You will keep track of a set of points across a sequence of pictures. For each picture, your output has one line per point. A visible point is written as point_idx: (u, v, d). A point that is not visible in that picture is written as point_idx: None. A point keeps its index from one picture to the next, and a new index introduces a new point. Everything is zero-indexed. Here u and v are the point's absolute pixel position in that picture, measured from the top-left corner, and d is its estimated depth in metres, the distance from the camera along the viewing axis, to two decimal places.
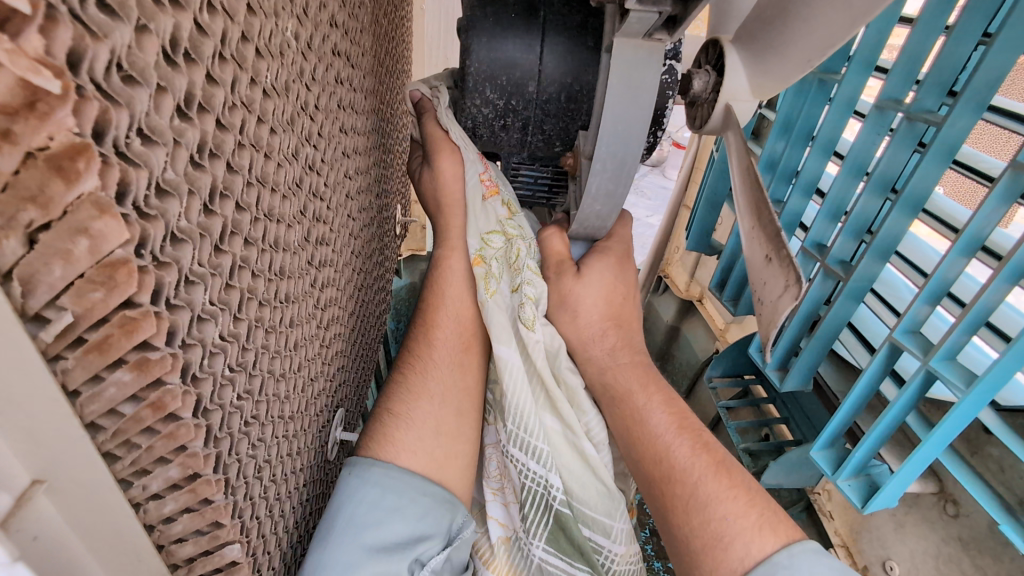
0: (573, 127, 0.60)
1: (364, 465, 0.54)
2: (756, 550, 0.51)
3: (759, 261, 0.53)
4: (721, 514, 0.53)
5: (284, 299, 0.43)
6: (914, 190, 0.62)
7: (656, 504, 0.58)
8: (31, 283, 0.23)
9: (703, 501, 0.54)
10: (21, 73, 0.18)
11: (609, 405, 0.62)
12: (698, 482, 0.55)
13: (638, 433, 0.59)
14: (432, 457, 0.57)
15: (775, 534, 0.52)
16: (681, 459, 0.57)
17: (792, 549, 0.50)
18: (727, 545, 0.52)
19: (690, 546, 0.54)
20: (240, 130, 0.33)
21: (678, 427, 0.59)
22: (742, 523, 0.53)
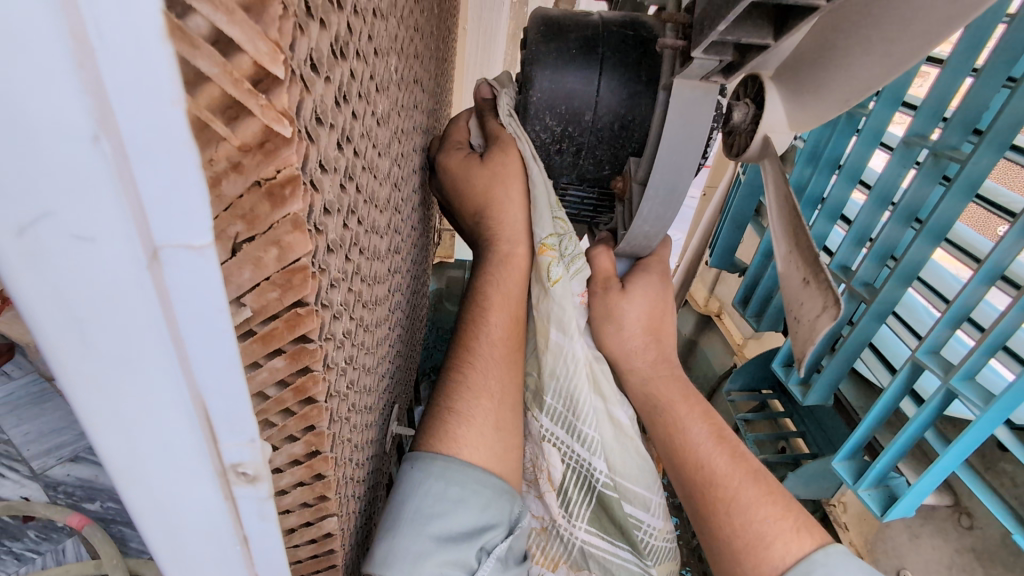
0: (623, 153, 0.65)
1: (425, 459, 0.54)
2: (795, 549, 0.55)
3: (796, 284, 0.58)
4: (762, 517, 0.57)
5: (375, 301, 0.48)
6: (938, 220, 0.67)
7: (696, 508, 0.61)
8: (226, 282, 0.29)
9: (744, 505, 0.58)
10: (268, 122, 0.23)
11: (651, 413, 0.67)
12: (739, 487, 0.59)
13: (680, 440, 0.63)
14: (494, 453, 0.57)
15: (811, 536, 0.56)
16: (721, 466, 0.61)
17: (828, 550, 0.54)
18: (769, 544, 0.56)
19: (731, 546, 0.58)
20: (363, 156, 0.39)
21: (716, 438, 0.63)
22: (782, 524, 0.57)
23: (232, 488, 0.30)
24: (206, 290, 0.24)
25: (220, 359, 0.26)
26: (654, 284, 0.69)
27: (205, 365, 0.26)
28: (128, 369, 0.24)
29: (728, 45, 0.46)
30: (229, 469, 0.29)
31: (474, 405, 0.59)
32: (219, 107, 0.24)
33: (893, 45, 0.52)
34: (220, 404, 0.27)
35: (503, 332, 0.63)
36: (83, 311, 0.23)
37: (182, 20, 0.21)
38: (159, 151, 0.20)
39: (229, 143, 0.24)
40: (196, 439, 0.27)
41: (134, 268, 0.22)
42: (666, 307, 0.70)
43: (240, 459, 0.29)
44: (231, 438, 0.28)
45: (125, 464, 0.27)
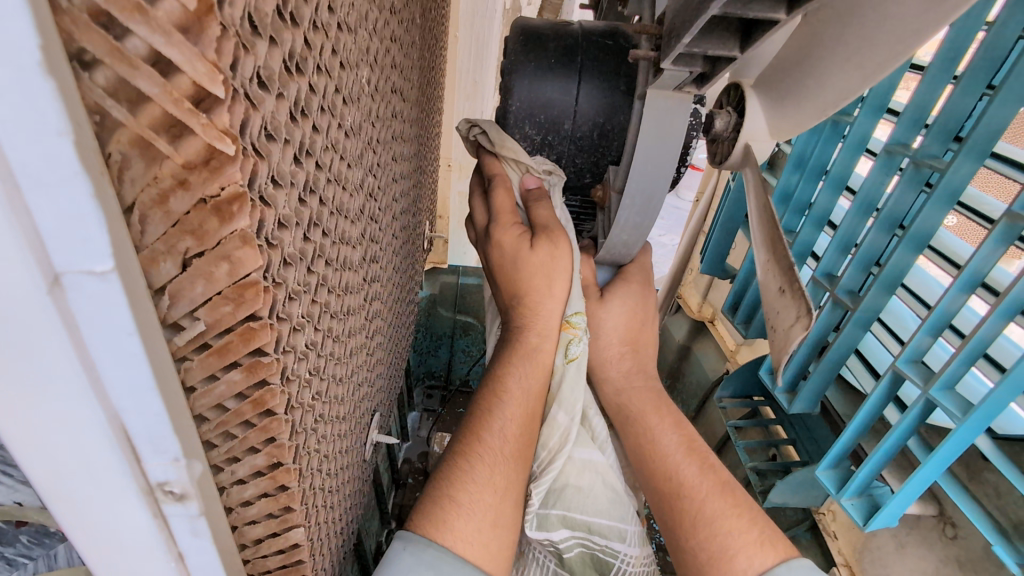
0: (603, 162, 0.66)
1: (414, 549, 0.49)
2: (758, 562, 0.55)
3: (774, 293, 0.57)
4: (727, 530, 0.57)
5: (347, 311, 0.48)
6: (920, 227, 0.66)
7: (665, 520, 0.61)
8: (178, 296, 0.29)
9: (708, 517, 0.58)
10: (209, 140, 0.24)
11: (622, 424, 0.67)
12: (704, 499, 0.59)
13: (650, 452, 0.63)
14: (488, 552, 0.53)
15: (774, 549, 0.56)
16: (689, 477, 0.60)
17: (790, 564, 0.54)
18: (732, 558, 0.55)
19: (695, 558, 0.57)
20: (328, 169, 0.39)
21: (686, 450, 0.63)
22: (746, 537, 0.56)
23: (160, 506, 0.30)
24: (114, 320, 0.25)
25: (135, 382, 0.26)
26: (634, 292, 0.69)
27: (118, 386, 0.26)
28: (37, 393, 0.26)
29: (697, 56, 0.46)
30: (157, 488, 0.30)
31: (472, 493, 0.54)
32: (161, 125, 0.24)
33: (866, 55, 0.52)
34: (138, 424, 0.28)
35: (517, 428, 0.59)
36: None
37: (120, 42, 0.22)
38: (49, 181, 0.21)
39: (173, 161, 0.25)
40: (117, 456, 0.28)
41: (36, 296, 0.23)
42: (647, 315, 0.70)
43: (165, 478, 0.30)
44: (155, 457, 0.29)
45: (53, 476, 0.29)
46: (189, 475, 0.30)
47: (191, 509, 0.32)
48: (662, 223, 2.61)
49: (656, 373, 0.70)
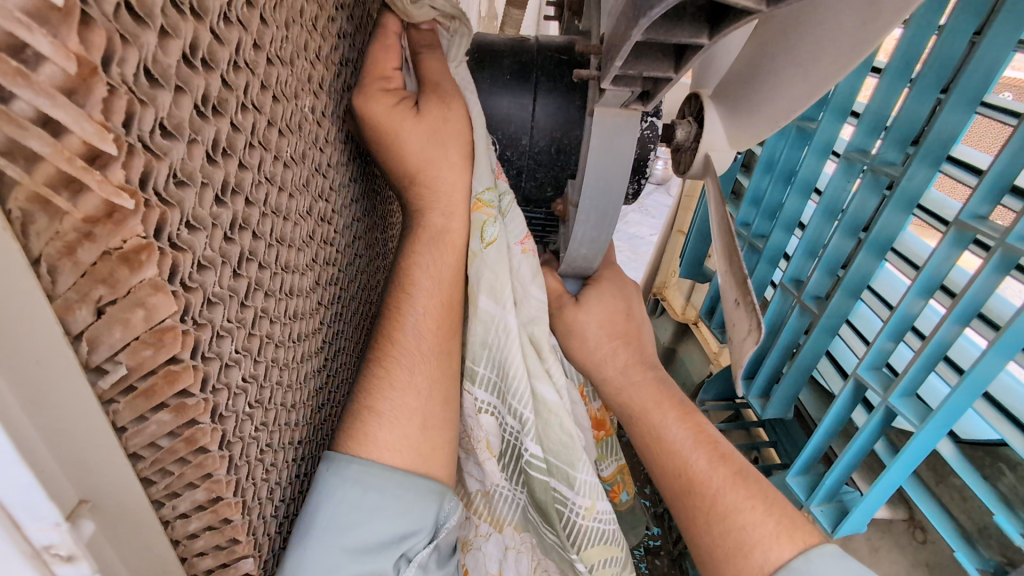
0: (563, 176, 0.66)
1: (340, 463, 0.52)
2: (774, 556, 0.56)
3: (731, 304, 0.58)
4: (740, 525, 0.58)
5: (297, 337, 0.48)
6: (880, 233, 0.67)
7: (682, 514, 0.63)
8: (96, 342, 0.29)
9: (722, 512, 0.59)
10: (106, 196, 0.24)
11: (624, 421, 0.68)
12: (717, 493, 0.60)
13: (657, 447, 0.65)
14: (419, 454, 0.56)
15: (790, 541, 0.57)
16: (698, 470, 0.62)
17: (808, 555, 0.55)
18: (747, 553, 0.57)
19: (715, 551, 0.59)
20: (264, 202, 0.39)
21: (695, 441, 0.64)
22: (762, 531, 0.58)
23: (49, 569, 0.28)
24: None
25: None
26: (608, 296, 0.69)
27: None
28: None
29: (637, 76, 0.47)
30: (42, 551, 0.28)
31: (393, 400, 0.56)
32: (58, 181, 0.24)
33: (811, 69, 0.52)
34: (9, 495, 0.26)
35: (432, 323, 0.59)
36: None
37: (6, 104, 0.22)
38: None
39: (72, 215, 0.25)
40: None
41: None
42: (630, 310, 0.70)
43: (48, 542, 0.27)
44: (33, 523, 0.27)
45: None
46: (74, 536, 0.29)
47: (84, 569, 0.29)
48: (650, 222, 2.61)
49: (655, 361, 0.69)
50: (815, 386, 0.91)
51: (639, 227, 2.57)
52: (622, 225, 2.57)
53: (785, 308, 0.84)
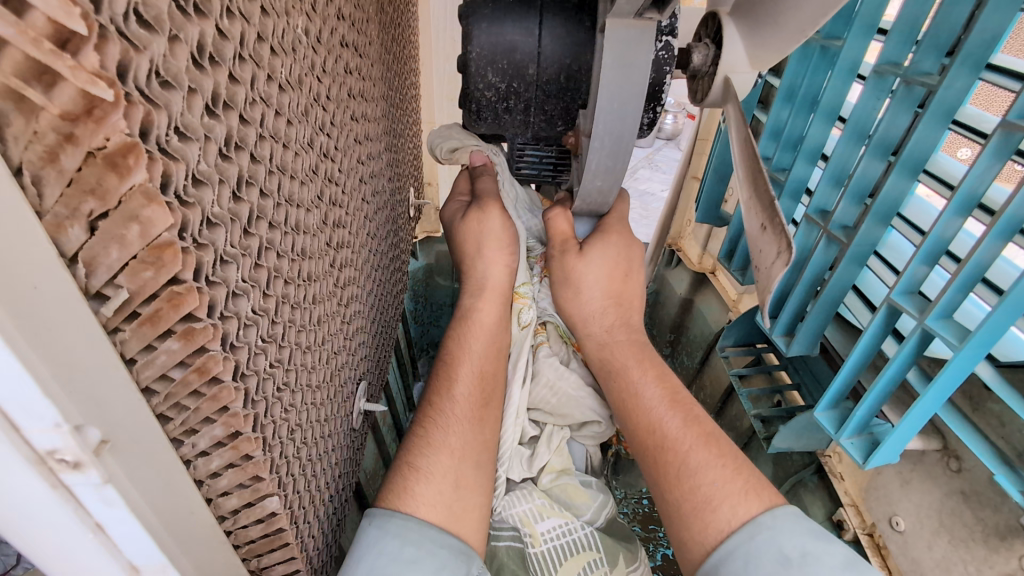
0: (573, 107, 0.62)
1: (382, 517, 0.52)
2: (743, 512, 0.51)
3: (755, 229, 0.55)
4: (710, 480, 0.53)
5: (307, 277, 0.47)
6: (913, 152, 0.63)
7: (651, 474, 0.58)
8: (95, 264, 0.27)
9: (694, 468, 0.54)
10: (81, 85, 0.22)
11: (606, 380, 0.64)
12: (689, 450, 0.56)
13: (633, 406, 0.61)
14: (450, 511, 0.54)
15: (759, 499, 0.52)
16: (672, 429, 0.58)
17: (775, 511, 0.50)
18: (715, 508, 0.52)
19: (680, 509, 0.54)
20: (260, 123, 0.37)
21: (670, 402, 0.60)
22: (731, 488, 0.52)
23: (57, 474, 0.28)
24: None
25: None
26: (614, 244, 0.65)
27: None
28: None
29: None
30: (48, 456, 0.28)
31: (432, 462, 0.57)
32: (29, 72, 0.22)
33: None
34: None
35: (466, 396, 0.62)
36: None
37: None
38: None
39: (48, 112, 0.23)
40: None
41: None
42: (630, 268, 0.66)
43: (52, 445, 0.27)
44: (34, 423, 0.26)
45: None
46: (81, 444, 0.28)
47: (95, 478, 0.29)
48: (660, 177, 2.55)
49: (642, 326, 0.67)
50: (842, 324, 0.88)
51: (650, 182, 2.51)
52: (633, 183, 2.52)
53: (810, 242, 0.81)
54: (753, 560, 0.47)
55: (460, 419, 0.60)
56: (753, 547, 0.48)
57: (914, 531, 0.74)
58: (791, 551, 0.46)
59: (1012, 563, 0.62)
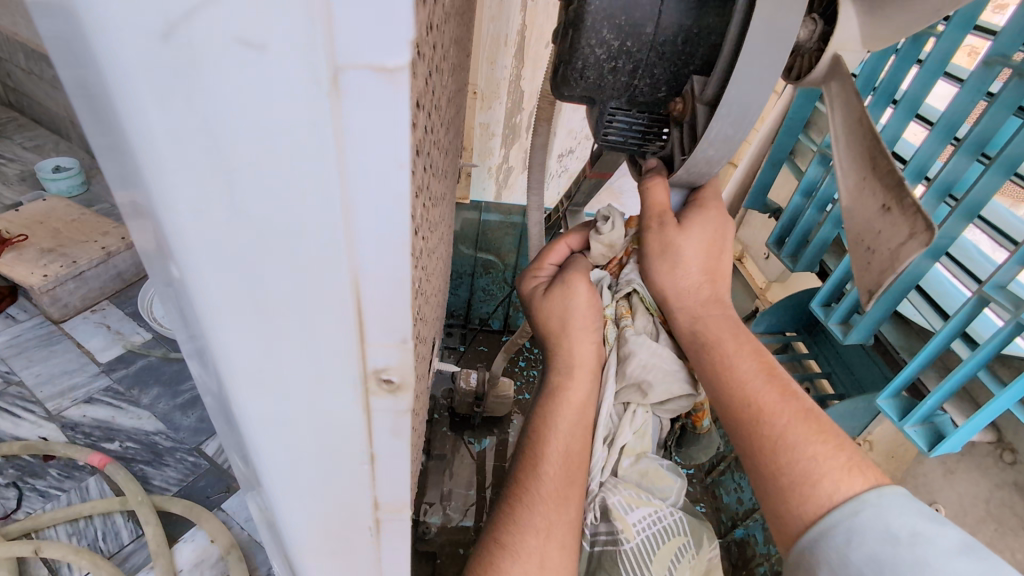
0: (684, 72, 0.60)
1: None
2: (845, 488, 0.52)
3: (871, 212, 0.53)
4: (810, 456, 0.55)
5: (430, 225, 0.45)
6: (1012, 153, 0.63)
7: (743, 445, 0.59)
8: None
9: (792, 443, 0.56)
10: None
11: (695, 353, 0.63)
12: (787, 426, 0.57)
13: (727, 378, 0.61)
14: None
15: (863, 476, 0.53)
16: (769, 404, 0.58)
17: (882, 490, 0.51)
18: (815, 483, 0.53)
19: (777, 482, 0.55)
20: (432, 52, 0.34)
21: (766, 375, 0.60)
22: (832, 464, 0.54)
23: (372, 393, 0.31)
24: (392, 226, 0.24)
25: (391, 289, 0.26)
26: (712, 220, 0.64)
27: (374, 299, 0.27)
28: (297, 300, 0.26)
29: None
30: (372, 373, 0.30)
31: (520, 541, 0.57)
32: None
33: None
34: (375, 293, 0.26)
35: (556, 487, 0.59)
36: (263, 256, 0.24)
37: None
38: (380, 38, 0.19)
39: None
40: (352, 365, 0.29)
41: (309, 95, 0.19)
42: (723, 245, 0.66)
43: (384, 364, 0.29)
44: (381, 337, 0.28)
45: (263, 353, 0.28)
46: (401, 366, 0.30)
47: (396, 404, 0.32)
48: None
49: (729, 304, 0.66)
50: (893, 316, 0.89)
51: None
52: None
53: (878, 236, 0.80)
54: (856, 534, 0.49)
55: (546, 501, 0.59)
56: (856, 523, 0.50)
57: (955, 518, 0.77)
58: (899, 529, 0.47)
59: None
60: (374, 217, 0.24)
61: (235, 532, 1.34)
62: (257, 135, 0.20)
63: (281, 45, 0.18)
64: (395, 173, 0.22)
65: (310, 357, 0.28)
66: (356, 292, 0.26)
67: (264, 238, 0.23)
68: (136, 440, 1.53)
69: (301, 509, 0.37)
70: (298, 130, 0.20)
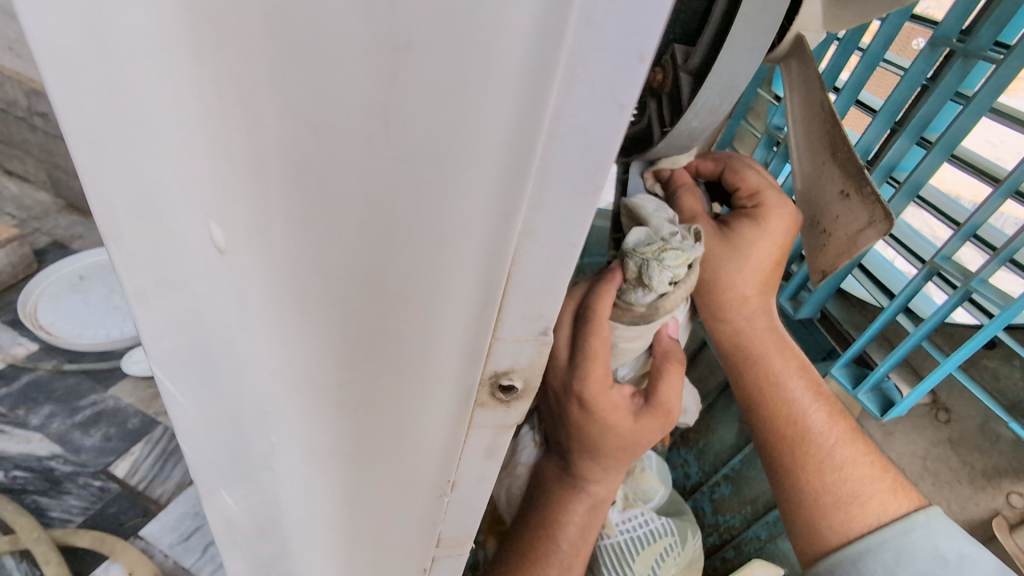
0: (664, 39, 0.57)
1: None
2: (891, 508, 0.64)
3: (833, 195, 0.56)
4: (859, 478, 0.66)
5: None
6: (951, 135, 0.66)
7: (788, 459, 0.70)
8: None
9: (838, 461, 0.67)
10: None
11: (743, 365, 0.72)
12: (832, 447, 0.68)
13: (779, 400, 0.71)
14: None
15: (907, 496, 0.65)
16: (817, 424, 0.69)
17: (928, 511, 0.62)
18: (864, 501, 0.65)
19: (824, 495, 0.67)
20: None
21: (815, 394, 0.71)
22: (874, 480, 0.66)
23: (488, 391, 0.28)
24: (569, 230, 0.22)
25: (541, 291, 0.24)
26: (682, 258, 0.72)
27: (519, 302, 0.24)
28: (426, 304, 0.23)
29: None
30: (497, 368, 0.27)
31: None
32: None
33: None
34: (529, 268, 0.23)
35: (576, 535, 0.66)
36: (412, 253, 0.21)
37: None
38: None
39: None
40: (468, 381, 0.27)
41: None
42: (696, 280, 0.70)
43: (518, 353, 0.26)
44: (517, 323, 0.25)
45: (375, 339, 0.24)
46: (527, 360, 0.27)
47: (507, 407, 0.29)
48: None
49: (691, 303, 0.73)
50: None
51: None
52: None
53: None
54: (910, 550, 0.60)
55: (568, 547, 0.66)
56: (909, 540, 0.60)
57: None
58: (947, 552, 0.58)
59: (997, 499, 0.70)
60: (541, 257, 0.23)
61: (159, 560, 1.20)
62: (437, 114, 0.18)
63: (496, 113, 0.18)
64: (593, 171, 0.21)
65: (418, 405, 0.27)
66: (500, 297, 0.24)
67: (405, 297, 0.23)
68: (26, 467, 1.32)
69: (331, 550, 0.35)
70: (519, 119, 0.18)
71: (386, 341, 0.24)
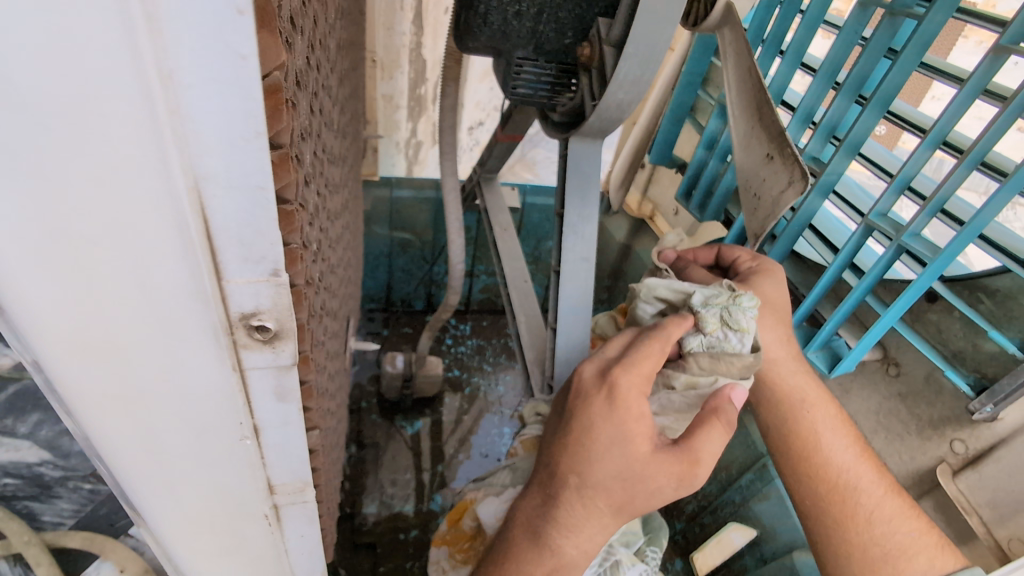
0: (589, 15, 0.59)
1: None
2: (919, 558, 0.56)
3: (758, 160, 0.57)
4: (895, 528, 0.58)
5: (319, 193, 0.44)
6: (884, 92, 0.67)
7: (815, 513, 0.61)
8: None
9: (875, 513, 0.59)
10: None
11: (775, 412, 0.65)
12: (870, 499, 0.59)
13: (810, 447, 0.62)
14: None
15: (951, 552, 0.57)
16: (854, 473, 0.60)
17: None
18: (907, 555, 0.57)
19: (860, 549, 0.58)
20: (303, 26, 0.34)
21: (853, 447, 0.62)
22: (909, 531, 0.58)
23: (242, 346, 0.28)
24: (247, 169, 0.22)
25: (249, 233, 0.24)
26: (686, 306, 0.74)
27: (233, 247, 0.24)
28: (124, 266, 0.23)
29: None
30: (242, 321, 0.27)
31: None
32: None
33: None
34: (225, 212, 0.23)
35: None
36: (83, 233, 0.21)
37: None
38: None
39: None
40: (211, 339, 0.26)
41: None
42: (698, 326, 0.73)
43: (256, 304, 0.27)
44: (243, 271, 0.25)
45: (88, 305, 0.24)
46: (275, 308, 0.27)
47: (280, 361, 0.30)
48: None
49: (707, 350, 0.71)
50: None
51: None
52: None
53: None
54: None
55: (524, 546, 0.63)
56: None
57: None
58: None
59: (942, 446, 0.71)
60: (237, 199, 0.23)
61: None
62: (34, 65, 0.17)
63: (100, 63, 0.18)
64: (243, 107, 0.21)
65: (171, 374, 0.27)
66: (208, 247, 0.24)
67: (100, 259, 0.22)
68: None
69: (181, 536, 0.36)
70: (114, 81, 0.18)
71: (103, 309, 0.24)
